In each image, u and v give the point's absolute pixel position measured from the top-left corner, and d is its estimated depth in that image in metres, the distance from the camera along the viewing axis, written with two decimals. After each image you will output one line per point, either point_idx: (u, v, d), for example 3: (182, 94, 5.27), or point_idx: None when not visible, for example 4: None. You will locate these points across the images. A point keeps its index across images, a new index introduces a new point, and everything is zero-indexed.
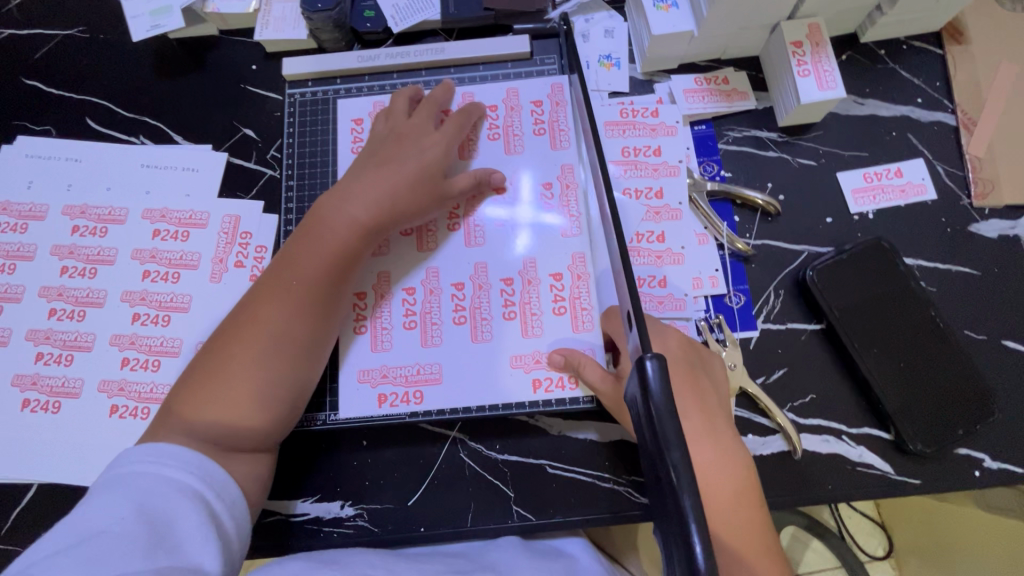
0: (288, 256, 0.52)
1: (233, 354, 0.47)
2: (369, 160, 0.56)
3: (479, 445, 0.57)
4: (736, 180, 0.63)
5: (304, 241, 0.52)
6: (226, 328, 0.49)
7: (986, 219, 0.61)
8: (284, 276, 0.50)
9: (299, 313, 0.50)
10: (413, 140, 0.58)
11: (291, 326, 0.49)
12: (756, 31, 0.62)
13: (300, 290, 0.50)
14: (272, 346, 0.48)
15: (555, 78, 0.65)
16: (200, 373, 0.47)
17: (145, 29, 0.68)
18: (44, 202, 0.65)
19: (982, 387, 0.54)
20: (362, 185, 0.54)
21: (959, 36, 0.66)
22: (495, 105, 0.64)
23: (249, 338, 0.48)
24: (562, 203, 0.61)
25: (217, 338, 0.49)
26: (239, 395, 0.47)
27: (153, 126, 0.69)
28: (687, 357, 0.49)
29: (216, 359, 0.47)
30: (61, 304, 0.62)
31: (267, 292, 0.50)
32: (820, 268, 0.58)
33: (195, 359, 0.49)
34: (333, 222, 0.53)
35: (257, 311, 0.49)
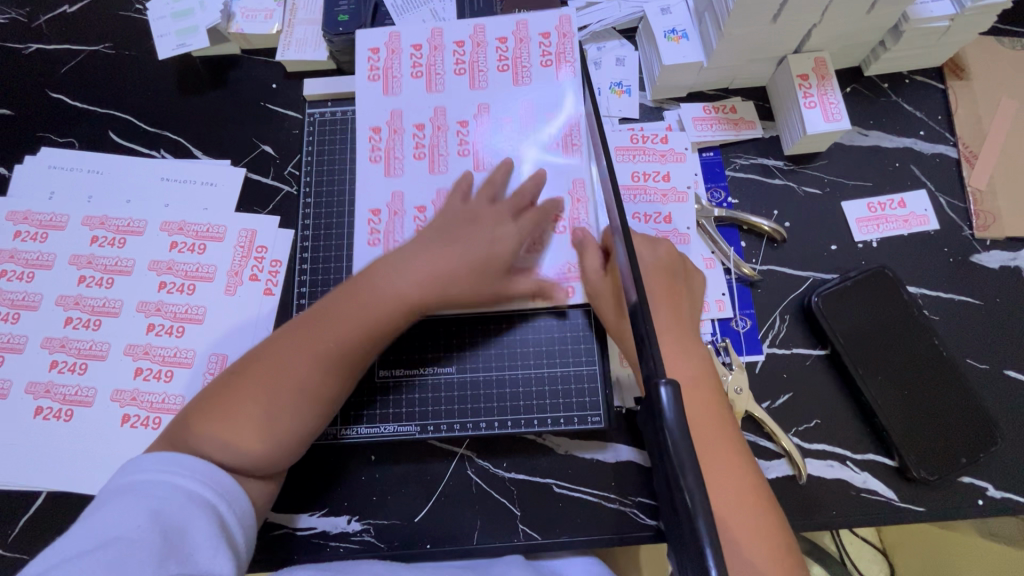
0: (333, 314, 0.49)
1: (257, 391, 0.47)
2: (436, 235, 0.53)
3: (486, 463, 0.58)
4: (742, 207, 0.65)
5: (351, 305, 0.50)
6: (255, 359, 0.49)
7: (988, 250, 0.62)
8: (324, 333, 0.49)
9: (332, 372, 0.49)
10: (488, 220, 0.55)
11: (323, 385, 0.48)
12: (764, 63, 0.64)
13: (343, 360, 0.49)
14: (299, 402, 0.48)
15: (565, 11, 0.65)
16: (223, 400, 0.47)
17: (170, 48, 0.70)
18: (65, 212, 0.67)
19: (985, 416, 0.55)
20: (421, 262, 0.52)
21: (960, 72, 0.68)
22: (504, 37, 0.65)
23: (275, 380, 0.47)
24: (564, 130, 0.61)
25: (246, 366, 0.48)
26: (237, 430, 0.46)
27: (174, 141, 0.71)
28: (671, 265, 0.53)
29: (239, 394, 0.47)
30: (77, 313, 0.63)
31: (303, 343, 0.48)
32: (826, 294, 0.59)
33: (220, 383, 0.48)
34: (384, 290, 0.50)
35: (288, 354, 0.48)
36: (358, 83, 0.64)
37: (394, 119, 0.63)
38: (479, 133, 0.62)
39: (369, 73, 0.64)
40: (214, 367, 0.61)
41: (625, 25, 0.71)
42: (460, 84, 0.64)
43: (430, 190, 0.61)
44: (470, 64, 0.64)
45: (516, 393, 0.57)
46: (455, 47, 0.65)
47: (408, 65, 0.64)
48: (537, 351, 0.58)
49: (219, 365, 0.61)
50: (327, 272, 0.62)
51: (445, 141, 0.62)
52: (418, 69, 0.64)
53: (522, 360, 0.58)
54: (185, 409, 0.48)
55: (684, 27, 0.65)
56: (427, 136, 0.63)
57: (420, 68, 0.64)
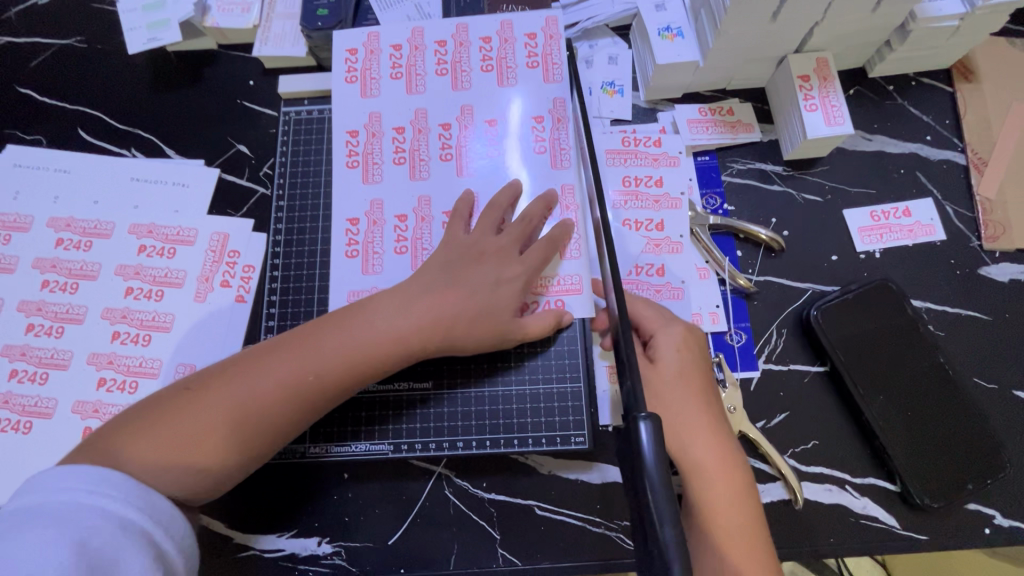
0: (317, 346, 0.47)
1: (213, 412, 0.44)
2: (439, 275, 0.51)
3: (465, 483, 0.55)
4: (738, 214, 0.62)
5: (338, 339, 0.47)
6: (217, 376, 0.45)
7: (997, 262, 0.59)
8: (303, 366, 0.46)
9: (304, 408, 0.46)
10: (489, 256, 0.52)
11: (291, 417, 0.46)
12: (763, 63, 0.61)
13: (320, 395, 0.47)
14: (261, 433, 0.45)
15: (551, 11, 0.62)
16: (172, 416, 0.43)
17: (141, 43, 0.67)
18: (29, 213, 0.64)
19: (993, 440, 0.52)
20: (424, 303, 0.49)
21: (969, 75, 0.65)
22: (488, 37, 0.62)
23: (238, 404, 0.44)
24: (552, 137, 0.59)
25: (204, 383, 0.45)
26: (174, 445, 0.42)
27: (146, 139, 0.68)
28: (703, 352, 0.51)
29: (192, 414, 0.43)
30: (39, 319, 0.60)
31: (278, 371, 0.46)
32: (825, 307, 0.56)
33: (171, 395, 0.45)
34: (375, 324, 0.48)
35: (257, 380, 0.45)
36: (335, 84, 0.61)
37: (373, 123, 0.60)
38: (464, 136, 0.59)
39: (346, 74, 0.62)
40: (182, 378, 0.58)
41: (618, 21, 0.68)
42: (442, 85, 0.61)
43: (411, 197, 0.58)
44: (453, 64, 0.61)
45: (495, 411, 0.54)
46: (437, 46, 0.62)
47: (387, 65, 0.62)
48: (517, 365, 0.55)
49: (186, 375, 0.58)
50: (300, 281, 0.59)
51: (427, 145, 0.59)
52: (397, 70, 0.61)
53: (504, 374, 0.54)
54: (127, 416, 0.44)
55: (680, 24, 0.62)
56: (408, 139, 0.60)
57: (401, 67, 0.62)
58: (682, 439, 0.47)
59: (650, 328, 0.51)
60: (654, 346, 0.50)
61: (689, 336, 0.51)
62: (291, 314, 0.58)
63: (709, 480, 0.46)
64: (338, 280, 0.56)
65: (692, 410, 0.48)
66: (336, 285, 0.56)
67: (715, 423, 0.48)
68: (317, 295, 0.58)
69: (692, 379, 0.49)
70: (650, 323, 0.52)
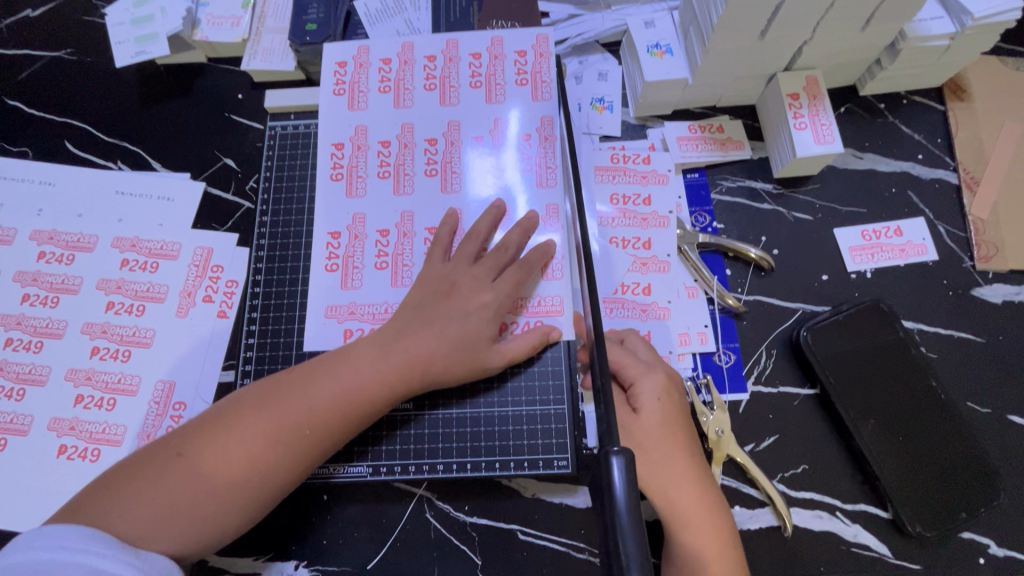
0: (309, 394, 0.46)
1: (205, 467, 0.43)
2: (413, 314, 0.50)
3: (447, 506, 0.53)
4: (728, 232, 0.61)
5: (329, 384, 0.47)
6: (207, 432, 0.44)
7: (990, 283, 0.58)
8: (297, 415, 0.45)
9: (296, 457, 0.45)
10: (469, 281, 0.51)
11: (282, 466, 0.45)
12: (752, 80, 0.61)
13: (310, 441, 0.45)
14: (256, 487, 0.44)
15: (542, 29, 0.62)
16: (164, 479, 0.42)
17: (129, 56, 0.67)
18: (12, 225, 0.63)
19: (987, 468, 0.50)
20: (402, 341, 0.49)
21: (961, 93, 0.64)
22: (478, 53, 0.61)
23: (233, 462, 0.43)
24: (539, 154, 0.58)
25: (194, 442, 0.44)
26: (158, 509, 0.41)
27: (133, 152, 0.68)
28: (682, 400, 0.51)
29: (172, 477, 0.42)
30: (19, 334, 0.60)
31: (272, 425, 0.45)
32: (815, 328, 0.54)
33: (160, 454, 0.44)
34: (355, 356, 0.48)
35: (249, 435, 0.44)
36: (323, 97, 0.61)
37: (359, 136, 0.60)
38: (450, 152, 0.59)
39: (334, 87, 0.61)
40: (161, 395, 0.57)
41: (609, 38, 0.68)
42: (430, 100, 0.61)
43: (394, 212, 0.57)
44: (441, 79, 0.61)
45: (477, 432, 0.53)
46: (426, 61, 0.62)
47: (376, 79, 0.61)
48: (501, 388, 0.54)
49: (166, 392, 0.58)
50: (281, 298, 0.58)
51: (412, 159, 0.59)
52: (386, 84, 0.61)
53: (486, 395, 0.53)
54: (108, 476, 0.43)
55: (669, 41, 0.62)
56: (393, 154, 0.59)
57: (389, 81, 0.61)
58: (669, 493, 0.47)
59: (631, 375, 0.50)
60: (635, 395, 0.49)
61: (669, 385, 0.50)
62: (272, 330, 0.57)
63: (703, 531, 0.46)
64: (318, 297, 0.55)
65: (676, 461, 0.48)
66: (315, 300, 0.55)
67: (699, 472, 0.48)
68: (298, 312, 0.57)
69: (673, 428, 0.49)
70: (631, 369, 0.50)
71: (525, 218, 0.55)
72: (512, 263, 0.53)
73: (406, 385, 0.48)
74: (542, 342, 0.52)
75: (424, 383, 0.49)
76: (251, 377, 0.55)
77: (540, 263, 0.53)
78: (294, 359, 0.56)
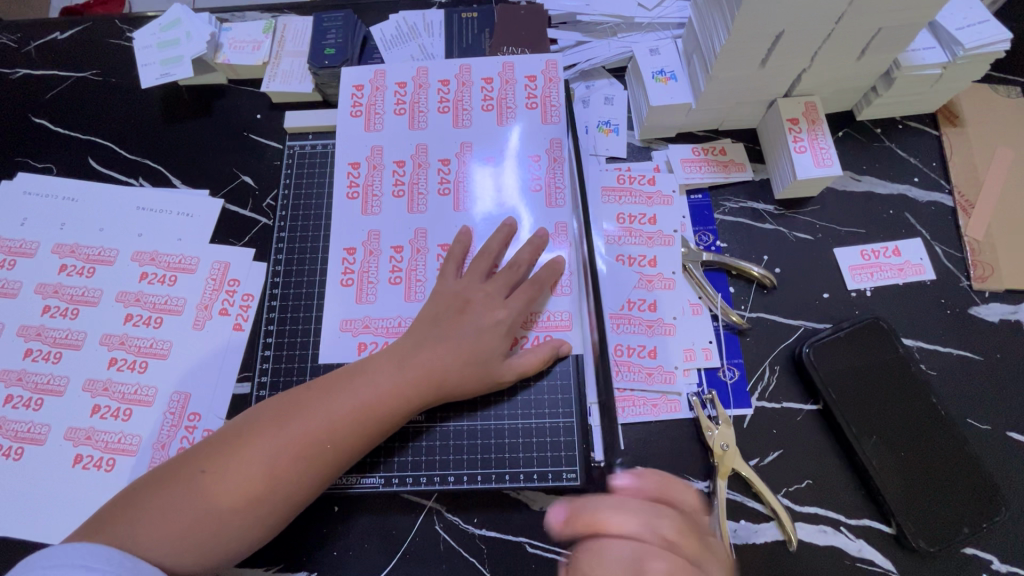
0: (327, 410, 0.48)
1: (228, 484, 0.44)
2: (428, 330, 0.52)
3: (457, 518, 0.54)
4: (731, 251, 0.63)
5: (347, 399, 0.48)
6: (228, 450, 0.46)
7: (987, 302, 0.60)
8: (316, 432, 0.47)
9: (316, 472, 0.47)
10: (481, 299, 0.53)
11: (301, 481, 0.46)
12: (753, 106, 0.63)
13: (329, 456, 0.47)
14: (276, 501, 0.46)
15: (551, 55, 0.65)
16: (188, 496, 0.44)
17: (153, 77, 0.70)
18: (35, 239, 0.65)
19: (988, 485, 0.51)
20: (417, 356, 0.50)
21: (954, 119, 0.66)
22: (490, 78, 0.64)
23: (255, 479, 0.45)
24: (548, 175, 0.60)
25: (216, 460, 0.45)
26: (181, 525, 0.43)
27: (154, 170, 0.70)
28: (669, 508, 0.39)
29: (194, 492, 0.44)
30: (38, 344, 0.61)
31: (293, 442, 0.46)
32: (817, 344, 0.56)
33: (182, 471, 0.45)
34: (369, 372, 0.50)
35: (270, 452, 0.46)
36: (340, 118, 0.63)
37: (374, 156, 0.62)
38: (462, 171, 0.61)
39: (352, 109, 0.64)
40: (177, 406, 0.59)
41: (615, 64, 0.71)
42: (443, 122, 0.63)
43: (408, 230, 0.59)
44: (455, 102, 0.64)
45: (487, 445, 0.54)
46: (440, 85, 0.64)
47: (392, 102, 0.64)
48: (510, 401, 0.55)
49: (181, 404, 0.59)
50: (296, 311, 0.59)
51: (426, 179, 0.61)
52: (401, 106, 0.64)
53: (496, 408, 0.55)
54: (131, 492, 0.44)
55: (673, 68, 0.64)
56: (408, 173, 0.61)
57: (404, 103, 0.64)
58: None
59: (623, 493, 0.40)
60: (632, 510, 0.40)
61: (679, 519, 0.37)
62: (287, 343, 0.58)
63: None
64: (334, 311, 0.57)
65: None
66: (331, 313, 0.57)
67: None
68: (313, 325, 0.59)
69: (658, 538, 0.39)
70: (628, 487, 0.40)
71: (534, 236, 0.57)
72: (524, 281, 0.55)
73: (420, 399, 0.50)
74: (551, 356, 0.53)
75: (438, 397, 0.50)
76: (266, 389, 0.57)
77: (549, 282, 0.55)
78: (308, 371, 0.57)
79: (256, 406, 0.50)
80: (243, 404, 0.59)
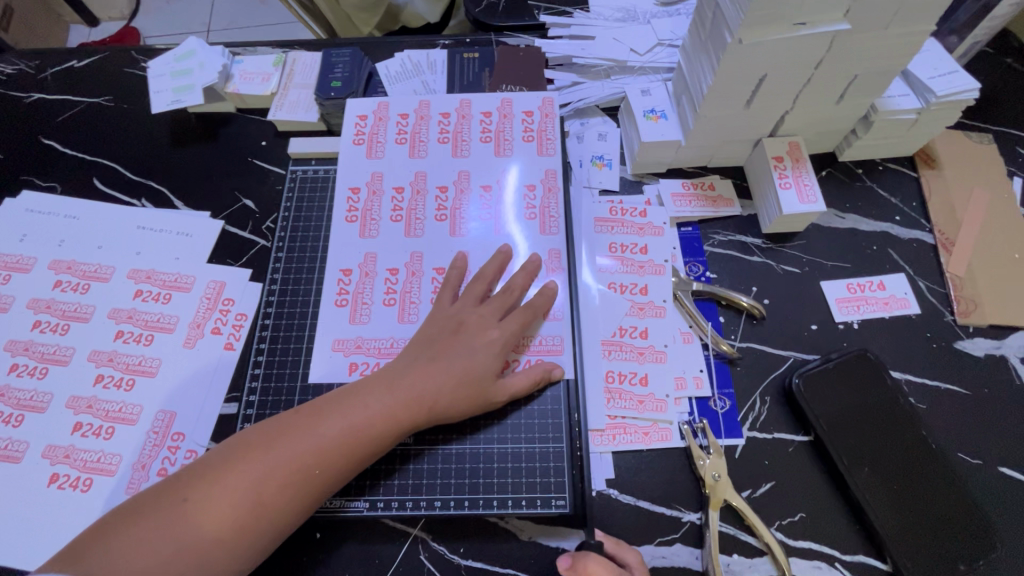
0: (316, 434, 0.47)
1: (212, 510, 0.43)
2: (421, 352, 0.52)
3: (443, 548, 0.52)
4: (721, 281, 0.64)
5: (336, 421, 0.48)
6: (212, 476, 0.45)
7: (972, 337, 0.61)
8: (304, 456, 0.46)
9: (302, 499, 0.46)
10: (476, 325, 0.54)
11: (286, 507, 0.45)
12: (740, 144, 0.66)
13: (316, 481, 0.46)
14: (260, 530, 0.45)
15: (547, 93, 0.68)
16: (171, 525, 0.43)
17: (164, 104, 0.73)
18: (33, 255, 0.66)
19: (983, 521, 0.51)
20: (408, 379, 0.50)
21: (932, 162, 0.69)
22: (488, 112, 0.67)
23: (239, 505, 0.44)
24: (543, 204, 0.62)
25: (201, 486, 0.44)
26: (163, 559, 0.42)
27: (157, 191, 0.71)
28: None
29: (177, 523, 0.43)
30: (25, 359, 0.60)
31: (280, 466, 0.45)
32: (806, 375, 0.56)
33: (166, 498, 0.44)
34: (360, 397, 0.49)
35: (255, 476, 0.45)
36: (343, 145, 0.66)
37: (374, 182, 0.64)
38: (460, 198, 0.63)
39: (355, 137, 0.66)
40: (161, 425, 0.58)
41: (608, 103, 0.74)
42: (442, 152, 0.65)
43: (404, 252, 0.60)
44: (454, 133, 0.66)
45: (475, 470, 0.53)
46: (441, 117, 0.67)
47: (394, 131, 0.66)
48: (500, 425, 0.54)
49: (165, 423, 0.58)
50: (290, 330, 0.59)
51: (424, 205, 0.63)
52: (403, 136, 0.66)
53: (486, 432, 0.54)
54: (113, 522, 0.43)
55: (663, 107, 0.68)
56: (406, 199, 0.63)
57: (406, 133, 0.66)
58: None
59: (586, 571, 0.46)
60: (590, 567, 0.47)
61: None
62: (278, 362, 0.58)
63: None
64: (327, 331, 0.57)
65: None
66: (324, 333, 0.57)
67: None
68: (305, 345, 0.59)
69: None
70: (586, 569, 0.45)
71: (528, 263, 0.58)
72: (518, 305, 0.56)
73: (411, 422, 0.49)
74: (543, 379, 0.53)
75: (428, 421, 0.50)
76: (254, 408, 0.56)
77: (543, 308, 0.56)
78: (298, 391, 0.56)
79: (243, 429, 0.49)
80: (229, 425, 0.58)
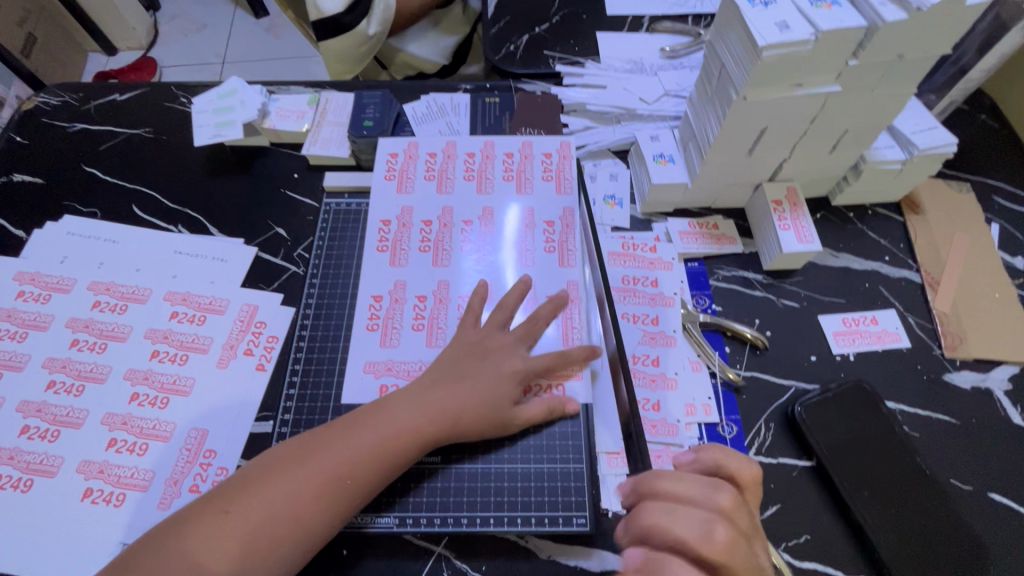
0: (348, 448, 0.50)
1: (253, 521, 0.46)
2: (448, 375, 0.55)
3: (466, 565, 0.54)
4: (726, 314, 0.68)
5: (371, 437, 0.50)
6: (253, 488, 0.47)
7: (959, 369, 0.65)
8: (338, 469, 0.49)
9: (336, 512, 0.48)
10: (499, 350, 0.57)
11: (321, 519, 0.47)
12: (741, 188, 0.71)
13: (349, 496, 0.49)
14: (296, 542, 0.47)
15: (565, 137, 0.74)
16: (213, 535, 0.45)
17: (207, 137, 0.77)
18: (74, 277, 0.69)
19: (975, 543, 0.54)
20: (436, 398, 0.53)
21: (916, 208, 0.75)
22: (510, 153, 0.73)
23: (277, 516, 0.46)
24: (561, 238, 0.67)
25: (243, 498, 0.47)
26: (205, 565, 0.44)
27: (193, 218, 0.75)
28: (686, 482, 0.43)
29: (218, 532, 0.45)
30: (62, 376, 0.63)
31: (315, 479, 0.48)
32: (808, 404, 0.60)
33: (208, 509, 0.46)
34: (390, 413, 0.52)
35: (293, 488, 0.47)
36: (375, 181, 0.71)
37: (405, 215, 0.68)
38: (484, 230, 0.67)
39: (386, 173, 0.71)
40: (193, 443, 0.60)
41: (619, 147, 0.80)
42: (468, 188, 0.70)
43: (431, 280, 0.64)
44: (479, 172, 0.71)
45: (499, 488, 0.55)
46: (466, 157, 0.72)
47: (423, 169, 0.71)
48: (522, 445, 0.57)
49: (198, 440, 0.60)
50: (322, 352, 0.63)
51: (450, 237, 0.67)
52: (431, 173, 0.71)
53: (508, 452, 0.57)
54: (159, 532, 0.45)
55: (671, 152, 0.73)
56: (434, 232, 0.67)
57: (434, 170, 0.71)
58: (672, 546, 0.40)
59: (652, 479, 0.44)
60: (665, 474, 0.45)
61: (721, 487, 0.42)
62: (311, 383, 0.61)
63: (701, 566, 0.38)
64: (358, 353, 0.61)
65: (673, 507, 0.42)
66: (356, 356, 0.60)
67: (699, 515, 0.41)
68: (337, 367, 0.62)
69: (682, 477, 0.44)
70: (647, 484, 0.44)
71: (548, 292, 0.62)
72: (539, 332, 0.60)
73: (440, 439, 0.52)
74: (563, 400, 0.57)
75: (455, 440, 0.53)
76: (288, 426, 0.59)
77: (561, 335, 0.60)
78: (330, 410, 0.59)
79: (278, 444, 0.52)
80: (261, 443, 0.60)
